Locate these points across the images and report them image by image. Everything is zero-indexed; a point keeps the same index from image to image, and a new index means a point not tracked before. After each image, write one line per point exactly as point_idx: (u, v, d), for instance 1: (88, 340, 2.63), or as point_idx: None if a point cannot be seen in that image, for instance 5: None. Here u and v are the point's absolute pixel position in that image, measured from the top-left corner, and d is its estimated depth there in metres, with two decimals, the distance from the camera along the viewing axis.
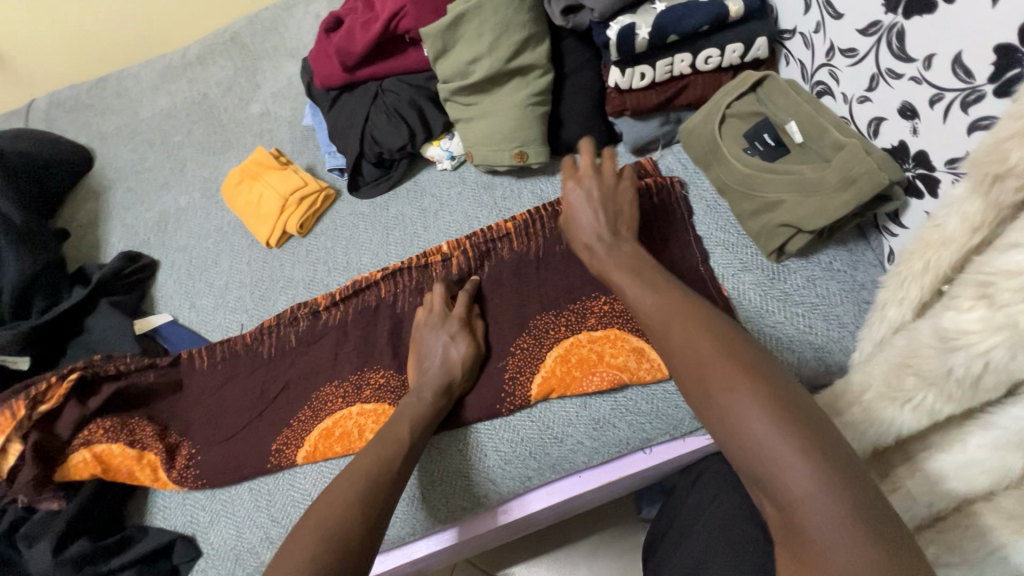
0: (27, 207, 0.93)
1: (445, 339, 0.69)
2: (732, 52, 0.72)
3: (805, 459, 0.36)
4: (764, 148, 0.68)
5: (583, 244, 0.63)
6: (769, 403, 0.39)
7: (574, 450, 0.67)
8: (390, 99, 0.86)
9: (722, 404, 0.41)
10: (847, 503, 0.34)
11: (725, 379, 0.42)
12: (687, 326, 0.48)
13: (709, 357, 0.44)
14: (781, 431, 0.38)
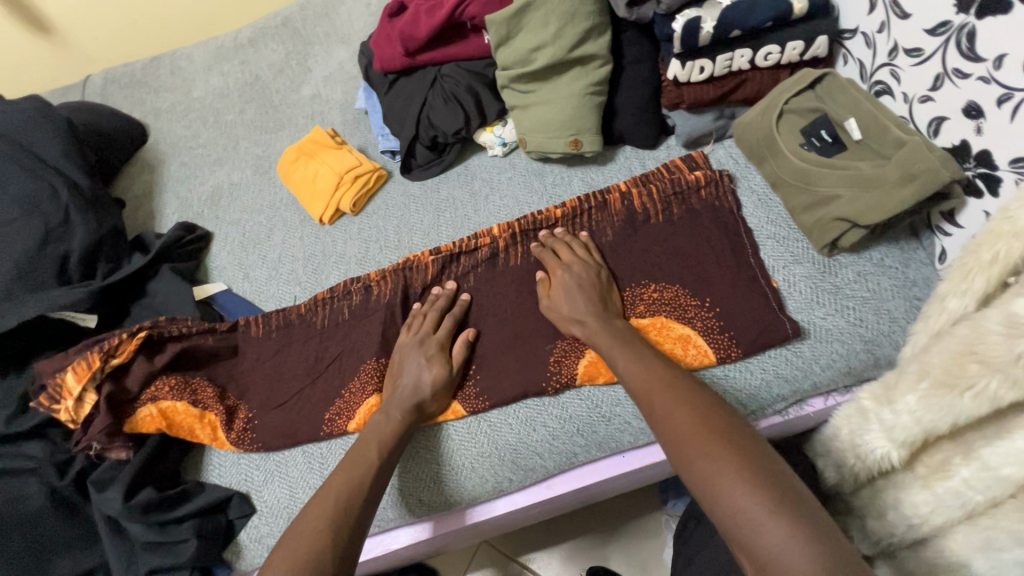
0: (92, 174, 0.96)
1: (423, 361, 0.70)
2: (793, 49, 0.73)
3: (775, 516, 0.44)
4: (821, 144, 0.70)
5: (571, 319, 0.70)
6: (745, 469, 0.47)
7: (622, 429, 0.69)
8: (448, 84, 0.89)
9: (703, 472, 0.49)
10: (813, 553, 0.41)
11: (705, 447, 0.50)
12: (671, 397, 0.56)
13: (689, 431, 0.52)
14: (756, 493, 0.45)
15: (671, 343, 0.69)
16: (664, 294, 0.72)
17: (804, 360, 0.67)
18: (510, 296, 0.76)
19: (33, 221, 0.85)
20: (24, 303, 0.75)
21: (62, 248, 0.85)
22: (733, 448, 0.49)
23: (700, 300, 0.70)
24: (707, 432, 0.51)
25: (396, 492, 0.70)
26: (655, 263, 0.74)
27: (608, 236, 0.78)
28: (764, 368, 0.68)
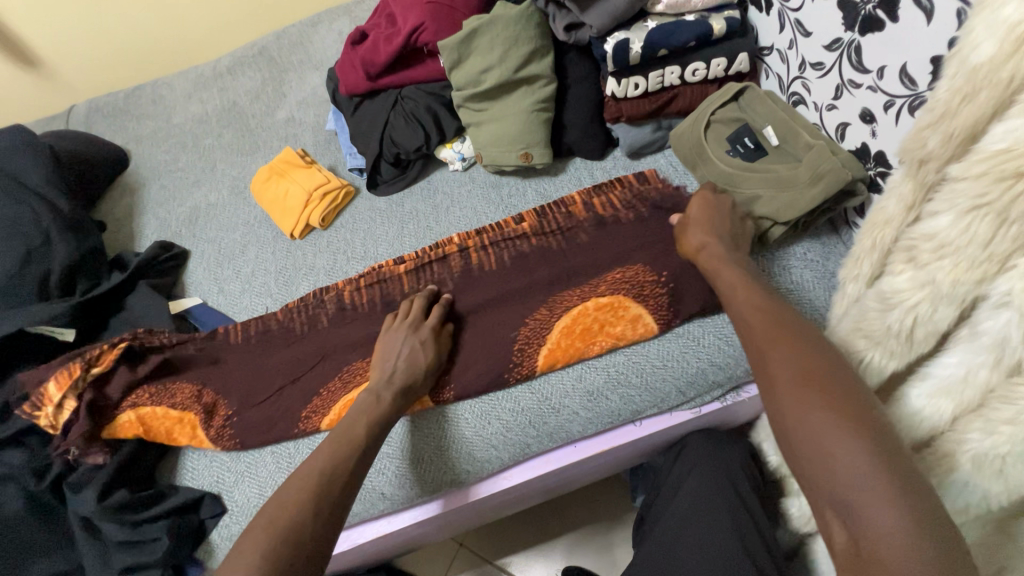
0: (73, 198, 1.01)
1: (410, 346, 0.73)
2: (717, 65, 0.80)
3: (888, 494, 0.38)
4: (745, 150, 0.76)
5: (695, 247, 0.68)
6: (867, 439, 0.40)
7: (570, 419, 0.73)
8: (408, 105, 0.95)
9: (799, 436, 0.43)
10: (926, 536, 0.36)
11: (813, 409, 0.43)
12: (789, 352, 0.48)
13: (796, 390, 0.45)
14: (872, 464, 0.39)
15: (624, 324, 0.73)
16: (626, 277, 0.75)
17: (735, 349, 0.72)
18: (475, 295, 0.80)
19: (14, 243, 0.89)
20: (4, 319, 0.79)
21: (43, 267, 0.89)
22: (853, 415, 0.42)
23: (656, 283, 0.74)
24: (814, 394, 0.44)
25: (379, 479, 0.73)
26: (605, 261, 0.78)
27: (562, 239, 0.82)
28: (700, 357, 0.72)
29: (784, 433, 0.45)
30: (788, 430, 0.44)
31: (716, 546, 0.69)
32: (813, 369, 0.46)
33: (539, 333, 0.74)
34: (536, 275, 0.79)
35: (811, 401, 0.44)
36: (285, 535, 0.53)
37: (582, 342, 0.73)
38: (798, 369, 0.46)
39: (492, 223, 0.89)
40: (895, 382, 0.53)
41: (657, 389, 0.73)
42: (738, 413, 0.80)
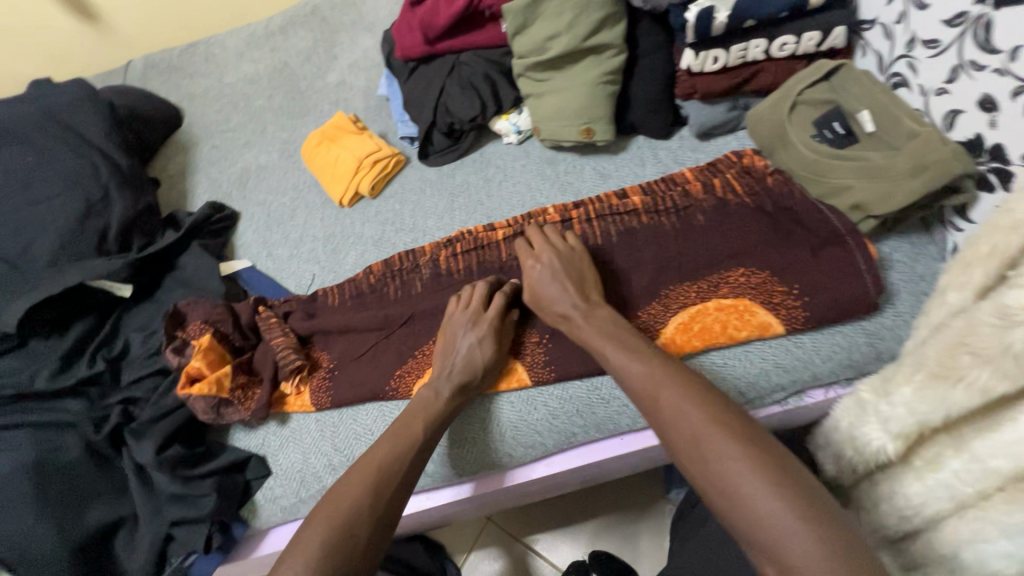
0: (131, 154, 1.02)
1: (480, 342, 0.70)
2: (809, 39, 0.73)
3: (805, 521, 0.43)
4: (833, 136, 0.69)
5: (558, 314, 0.69)
6: (764, 474, 0.45)
7: (619, 412, 0.71)
8: (466, 71, 0.91)
9: (717, 473, 0.47)
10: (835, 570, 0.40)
11: (740, 456, 0.47)
12: (674, 391, 0.54)
13: (704, 425, 0.50)
14: (773, 496, 0.44)
15: (749, 330, 0.68)
16: (752, 278, 0.69)
17: (804, 351, 0.67)
18: (586, 275, 0.76)
19: (75, 197, 0.91)
20: (66, 271, 0.81)
21: (102, 222, 0.91)
22: (782, 466, 0.46)
23: (786, 287, 0.67)
24: (739, 439, 0.48)
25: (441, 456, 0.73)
26: (706, 256, 0.72)
27: (621, 225, 0.78)
28: (764, 357, 0.68)
29: (702, 483, 0.48)
30: (702, 461, 0.48)
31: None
32: (717, 408, 0.51)
33: (650, 326, 0.70)
34: (611, 263, 0.75)
35: (717, 438, 0.48)
36: (336, 530, 0.54)
37: (699, 341, 0.69)
38: (693, 407, 0.52)
39: (587, 198, 0.83)
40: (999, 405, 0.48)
41: (715, 388, 0.69)
42: (798, 418, 0.75)
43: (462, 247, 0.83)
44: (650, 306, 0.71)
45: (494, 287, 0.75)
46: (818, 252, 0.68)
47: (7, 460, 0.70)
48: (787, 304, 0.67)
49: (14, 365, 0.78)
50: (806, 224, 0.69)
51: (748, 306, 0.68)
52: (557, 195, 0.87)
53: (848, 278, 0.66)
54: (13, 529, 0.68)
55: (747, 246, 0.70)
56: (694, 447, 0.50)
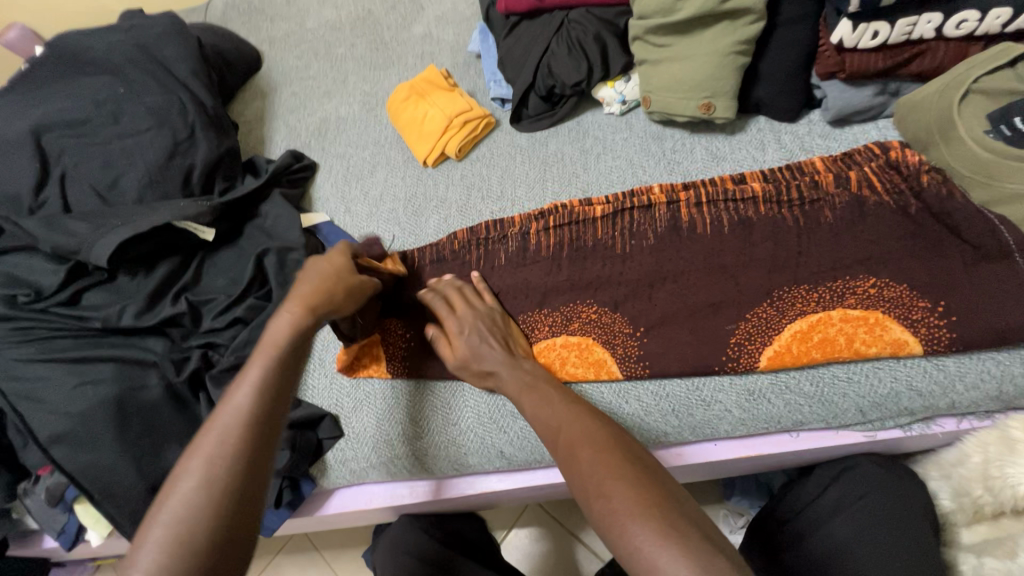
0: (215, 94, 0.99)
1: (500, 344, 0.66)
2: (995, 17, 0.63)
3: (679, 541, 0.42)
4: (1013, 134, 0.59)
5: (484, 373, 0.65)
6: (642, 500, 0.46)
7: (720, 416, 0.65)
8: (575, 30, 0.84)
9: (602, 502, 0.47)
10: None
11: (619, 486, 0.47)
12: (575, 422, 0.55)
13: (591, 461, 0.50)
14: (649, 523, 0.44)
15: (880, 347, 0.60)
16: (889, 291, 0.61)
17: (945, 375, 0.60)
18: (690, 266, 0.68)
19: (163, 133, 0.89)
20: (155, 210, 0.80)
21: (187, 161, 0.89)
22: (656, 494, 0.46)
23: (929, 303, 0.60)
24: (626, 471, 0.48)
25: (512, 440, 0.70)
26: (837, 253, 0.64)
27: (735, 214, 0.69)
28: (895, 376, 0.61)
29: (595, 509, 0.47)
30: (588, 499, 0.48)
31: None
32: (611, 443, 0.52)
33: (764, 331, 0.63)
34: (721, 256, 0.67)
35: (603, 464, 0.49)
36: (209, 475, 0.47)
37: (819, 353, 0.62)
38: (586, 445, 0.52)
39: (700, 179, 0.76)
40: None
41: (832, 404, 0.62)
42: (913, 444, 0.69)
43: (556, 220, 0.74)
44: (760, 307, 0.64)
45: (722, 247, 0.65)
46: (969, 268, 0.60)
47: (95, 393, 0.71)
48: (928, 323, 0.59)
49: (103, 299, 0.78)
50: (962, 234, 0.61)
51: (881, 319, 0.61)
52: (663, 173, 0.80)
53: (1009, 300, 0.57)
54: (98, 461, 0.69)
55: (885, 252, 0.62)
56: (594, 473, 0.49)
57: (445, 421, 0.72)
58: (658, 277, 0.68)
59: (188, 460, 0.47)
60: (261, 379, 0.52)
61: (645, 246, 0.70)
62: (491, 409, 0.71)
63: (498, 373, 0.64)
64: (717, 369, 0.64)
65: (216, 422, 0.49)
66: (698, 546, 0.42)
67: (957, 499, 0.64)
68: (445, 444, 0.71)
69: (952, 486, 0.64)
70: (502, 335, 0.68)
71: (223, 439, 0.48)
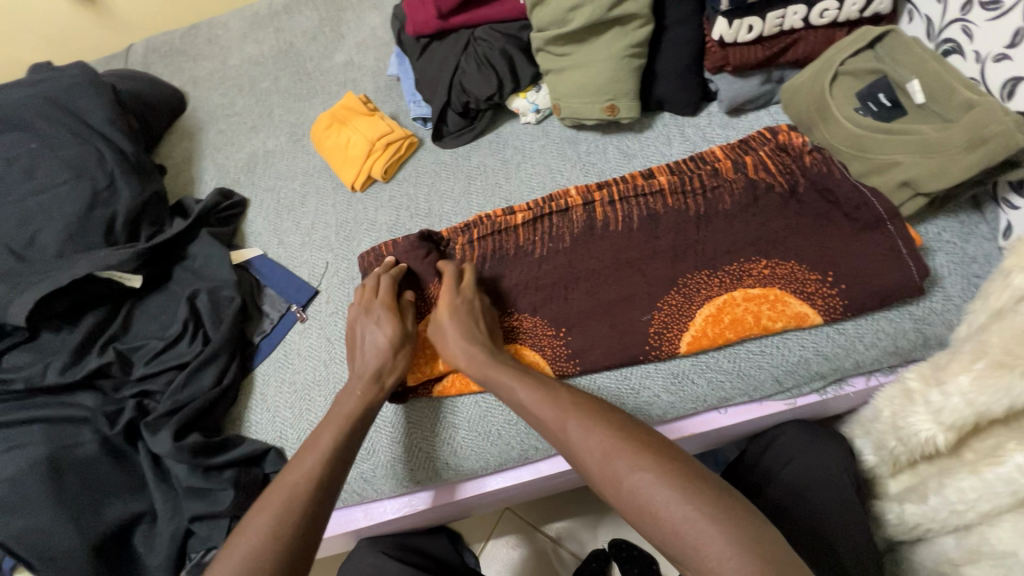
0: (135, 140, 0.99)
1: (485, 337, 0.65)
2: (852, 4, 0.69)
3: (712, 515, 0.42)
4: (879, 109, 0.66)
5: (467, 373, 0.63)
6: (671, 477, 0.45)
7: (650, 402, 0.67)
8: (481, 47, 0.87)
9: (632, 486, 0.46)
10: (751, 551, 0.40)
11: (647, 466, 0.46)
12: (579, 407, 0.52)
13: (609, 439, 0.49)
14: (686, 502, 0.43)
15: (784, 319, 0.64)
16: (782, 268, 0.65)
17: (846, 338, 0.64)
18: (603, 265, 0.71)
19: (81, 185, 0.88)
20: (75, 262, 0.79)
21: (109, 211, 0.88)
22: (685, 471, 0.46)
23: (821, 274, 0.64)
24: (649, 449, 0.48)
25: (455, 450, 0.71)
26: (737, 240, 0.68)
27: (644, 208, 0.73)
28: (803, 344, 0.65)
29: (625, 498, 0.46)
30: (613, 477, 0.47)
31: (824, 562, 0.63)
32: (622, 423, 0.50)
33: (678, 318, 0.67)
34: (629, 252, 0.71)
35: (625, 448, 0.48)
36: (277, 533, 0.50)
37: (731, 333, 0.65)
38: (601, 425, 0.50)
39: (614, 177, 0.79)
40: None
41: (751, 377, 0.66)
42: (833, 407, 0.73)
43: (479, 233, 0.76)
44: (671, 296, 0.68)
45: (576, 279, 0.71)
46: (853, 239, 0.64)
47: (25, 456, 0.69)
48: (822, 293, 0.63)
49: (27, 359, 0.76)
50: (844, 207, 0.65)
51: (780, 295, 0.65)
52: (579, 175, 0.83)
53: (887, 263, 0.62)
54: (33, 527, 0.67)
55: (775, 232, 0.67)
56: (617, 461, 0.47)
57: (390, 439, 0.73)
58: (571, 279, 0.72)
59: (254, 516, 0.52)
60: (329, 444, 0.58)
61: (561, 249, 0.73)
62: (434, 423, 0.73)
63: None
64: (642, 359, 0.67)
65: (282, 481, 0.55)
66: (734, 514, 0.43)
67: (878, 452, 0.66)
68: (391, 462, 0.72)
69: (873, 440, 0.67)
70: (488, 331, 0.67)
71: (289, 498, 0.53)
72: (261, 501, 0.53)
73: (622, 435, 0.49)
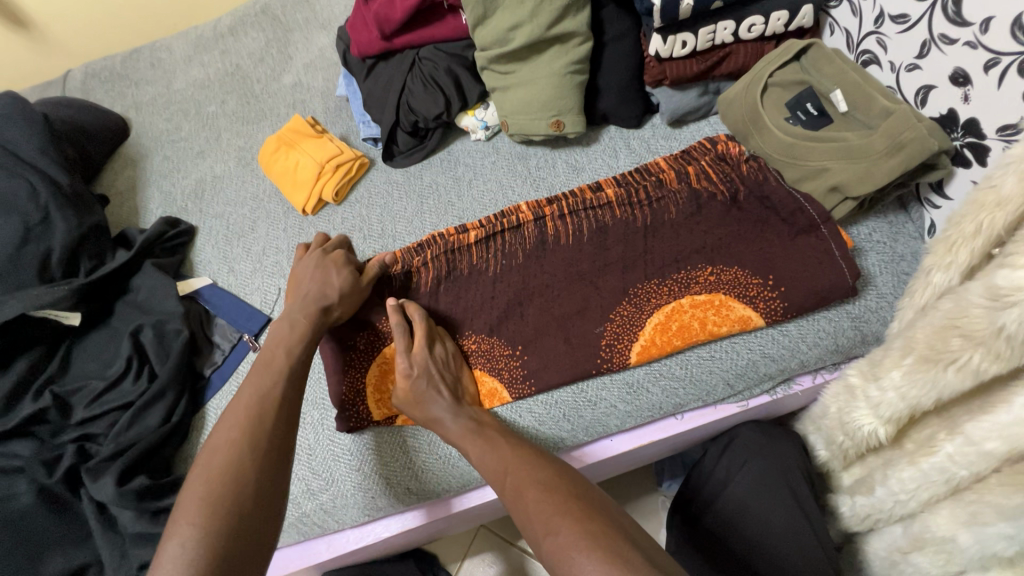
0: (71, 171, 0.95)
1: (448, 392, 0.65)
2: (777, 19, 0.72)
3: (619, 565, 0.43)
4: (808, 118, 0.69)
5: (430, 416, 0.64)
6: (587, 535, 0.46)
7: (608, 413, 0.68)
8: (427, 67, 0.87)
9: (551, 546, 0.47)
10: None
11: (567, 521, 0.48)
12: (520, 467, 0.55)
13: (536, 500, 0.51)
14: (594, 558, 0.44)
15: (729, 324, 0.66)
16: (726, 274, 0.67)
17: (791, 339, 0.66)
18: (555, 279, 0.72)
19: (10, 221, 0.84)
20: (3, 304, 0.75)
21: (43, 246, 0.85)
22: (603, 528, 0.47)
23: (762, 278, 0.66)
24: (572, 506, 0.49)
25: (416, 475, 0.70)
26: (685, 249, 0.69)
27: (593, 222, 0.74)
28: (750, 347, 0.67)
29: (545, 554, 0.47)
30: (536, 539, 0.49)
31: (772, 568, 0.66)
32: (556, 481, 0.53)
33: (628, 329, 0.68)
34: (580, 265, 0.72)
35: (550, 508, 0.49)
36: (254, 445, 0.55)
37: (679, 340, 0.66)
38: (532, 485, 0.53)
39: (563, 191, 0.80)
40: (1009, 383, 0.48)
41: (703, 382, 0.67)
42: (784, 405, 0.75)
43: (431, 252, 0.75)
44: (622, 307, 0.69)
45: (531, 295, 0.72)
46: (791, 242, 0.66)
47: None
48: (764, 297, 0.65)
49: None
50: (781, 213, 0.68)
51: (725, 300, 0.66)
52: (530, 190, 0.84)
53: (822, 265, 0.64)
54: None
55: (719, 239, 0.69)
56: (544, 519, 0.49)
57: (348, 468, 0.71)
58: (525, 295, 0.72)
59: (222, 432, 0.56)
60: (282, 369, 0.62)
61: (514, 265, 0.74)
62: (393, 448, 0.71)
63: (436, 420, 0.64)
64: (597, 371, 0.68)
65: (244, 401, 0.59)
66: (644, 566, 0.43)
67: (829, 448, 0.68)
68: (351, 490, 0.70)
69: (823, 436, 0.68)
70: (453, 381, 0.67)
71: (255, 421, 0.57)
72: (224, 420, 0.57)
73: (553, 493, 0.51)
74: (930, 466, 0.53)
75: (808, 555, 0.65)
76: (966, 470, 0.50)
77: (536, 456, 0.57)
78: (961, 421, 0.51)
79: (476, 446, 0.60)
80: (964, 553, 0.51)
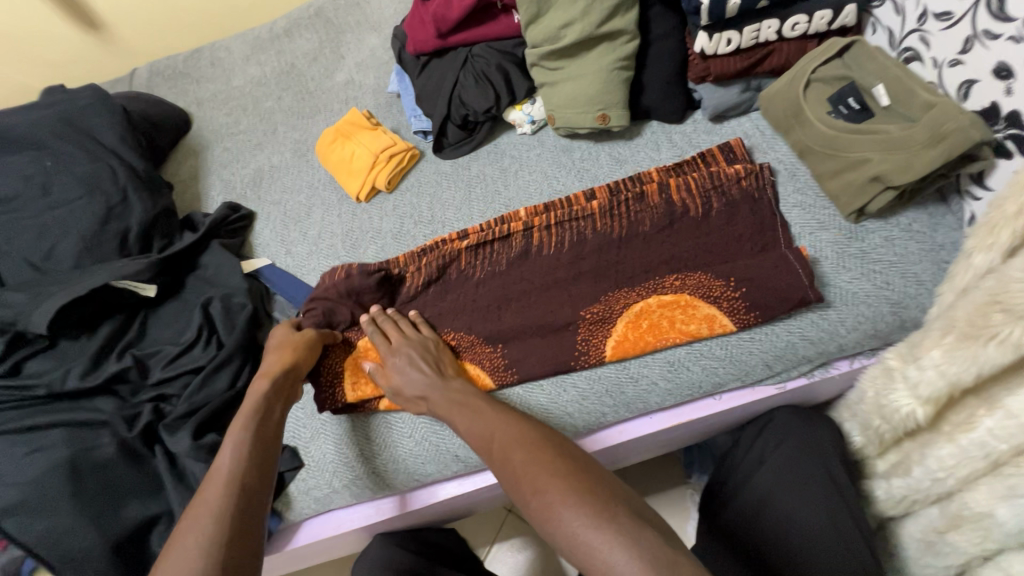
0: (145, 157, 1.02)
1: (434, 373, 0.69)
2: (821, 18, 0.75)
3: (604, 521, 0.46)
4: (849, 112, 0.72)
5: (416, 397, 0.68)
6: (573, 492, 0.49)
7: (649, 390, 0.71)
8: (479, 63, 0.92)
9: (538, 503, 0.50)
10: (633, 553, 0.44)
11: (553, 480, 0.50)
12: (504, 432, 0.58)
13: (522, 460, 0.53)
14: (578, 514, 0.47)
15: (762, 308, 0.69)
16: (767, 259, 0.70)
17: (830, 323, 0.69)
18: (598, 264, 0.75)
19: (95, 200, 0.91)
20: (92, 273, 0.82)
21: (122, 224, 0.92)
22: (588, 485, 0.50)
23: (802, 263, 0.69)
24: (557, 465, 0.52)
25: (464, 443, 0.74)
26: (727, 237, 0.72)
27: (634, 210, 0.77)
28: (789, 330, 0.69)
29: (532, 511, 0.50)
30: (525, 497, 0.51)
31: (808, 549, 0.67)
32: (539, 442, 0.55)
33: (663, 314, 0.71)
34: (619, 252, 0.75)
35: (535, 468, 0.52)
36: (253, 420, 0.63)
37: (711, 323, 0.69)
38: (518, 447, 0.55)
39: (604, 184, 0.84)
40: None
41: (742, 362, 0.70)
42: (822, 391, 0.77)
43: (474, 238, 0.79)
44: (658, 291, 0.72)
45: (575, 278, 0.75)
46: None
47: (47, 458, 0.71)
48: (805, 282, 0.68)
49: (46, 365, 0.79)
50: None
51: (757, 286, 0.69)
52: (575, 181, 0.88)
53: None
54: (53, 528, 0.68)
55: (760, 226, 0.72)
56: (531, 480, 0.51)
57: (398, 435, 0.76)
58: (568, 280, 0.75)
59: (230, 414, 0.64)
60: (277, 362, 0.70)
61: (553, 253, 0.77)
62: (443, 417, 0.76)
63: (428, 397, 0.67)
64: (640, 349, 0.71)
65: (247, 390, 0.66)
66: (622, 522, 0.46)
67: (865, 434, 0.69)
68: (401, 455, 0.74)
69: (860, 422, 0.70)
70: (437, 364, 0.71)
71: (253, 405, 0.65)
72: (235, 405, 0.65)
73: (534, 455, 0.54)
74: (969, 441, 0.55)
75: (841, 536, 0.67)
76: (1004, 443, 0.52)
77: (517, 420, 0.60)
78: (1000, 398, 0.54)
79: (464, 418, 0.62)
80: (1002, 528, 0.53)
